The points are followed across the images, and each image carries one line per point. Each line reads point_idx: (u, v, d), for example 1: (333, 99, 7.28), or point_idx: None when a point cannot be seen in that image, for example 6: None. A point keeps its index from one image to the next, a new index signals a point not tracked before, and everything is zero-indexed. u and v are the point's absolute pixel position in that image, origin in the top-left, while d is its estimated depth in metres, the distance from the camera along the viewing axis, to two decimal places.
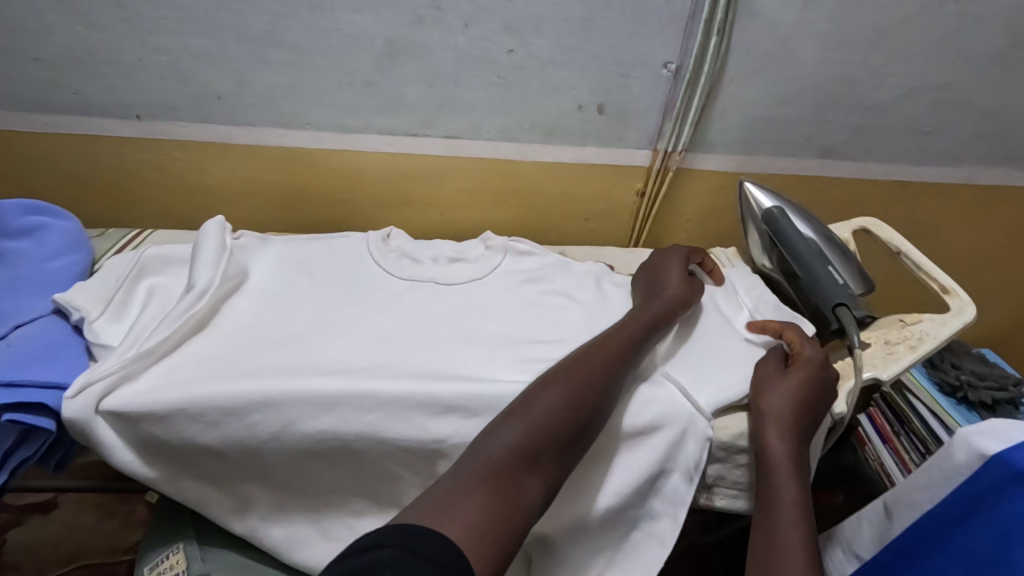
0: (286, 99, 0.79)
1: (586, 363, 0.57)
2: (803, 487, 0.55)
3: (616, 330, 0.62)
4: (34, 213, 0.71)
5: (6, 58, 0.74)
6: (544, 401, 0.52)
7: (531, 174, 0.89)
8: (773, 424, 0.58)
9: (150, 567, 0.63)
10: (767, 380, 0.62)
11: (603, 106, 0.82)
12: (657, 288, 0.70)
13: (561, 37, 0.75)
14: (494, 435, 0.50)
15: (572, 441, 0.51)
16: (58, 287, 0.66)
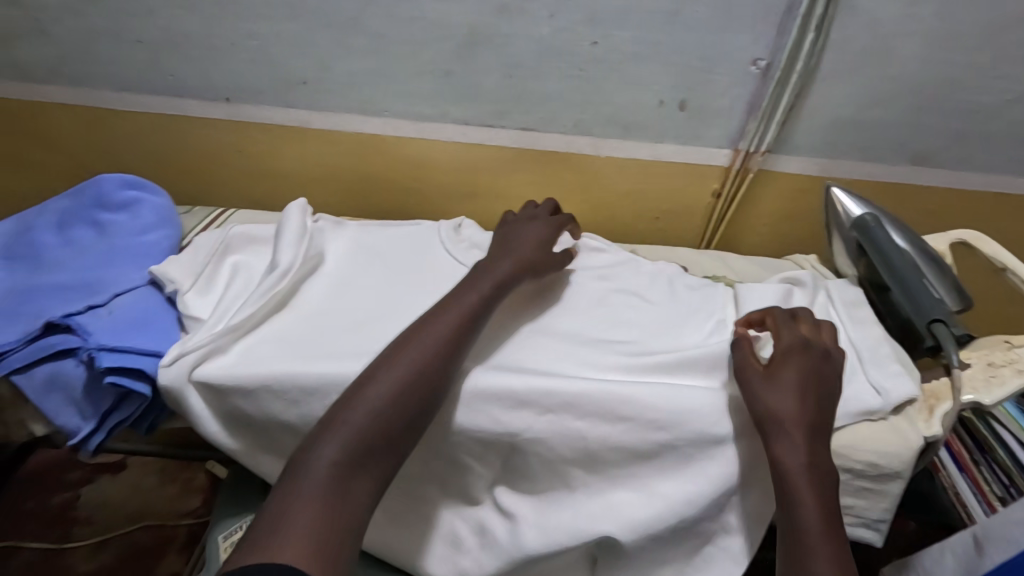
0: (366, 86, 0.80)
1: (420, 344, 0.54)
2: (823, 502, 0.50)
3: (453, 303, 0.58)
4: (131, 187, 0.75)
5: (109, 40, 0.77)
6: (372, 398, 0.49)
7: (604, 170, 0.87)
8: (782, 424, 0.53)
9: (225, 536, 0.66)
10: (758, 367, 0.58)
11: (685, 102, 0.80)
12: (509, 251, 0.67)
13: (646, 30, 0.73)
14: (318, 445, 0.46)
15: (403, 429, 0.49)
16: (152, 260, 0.69)
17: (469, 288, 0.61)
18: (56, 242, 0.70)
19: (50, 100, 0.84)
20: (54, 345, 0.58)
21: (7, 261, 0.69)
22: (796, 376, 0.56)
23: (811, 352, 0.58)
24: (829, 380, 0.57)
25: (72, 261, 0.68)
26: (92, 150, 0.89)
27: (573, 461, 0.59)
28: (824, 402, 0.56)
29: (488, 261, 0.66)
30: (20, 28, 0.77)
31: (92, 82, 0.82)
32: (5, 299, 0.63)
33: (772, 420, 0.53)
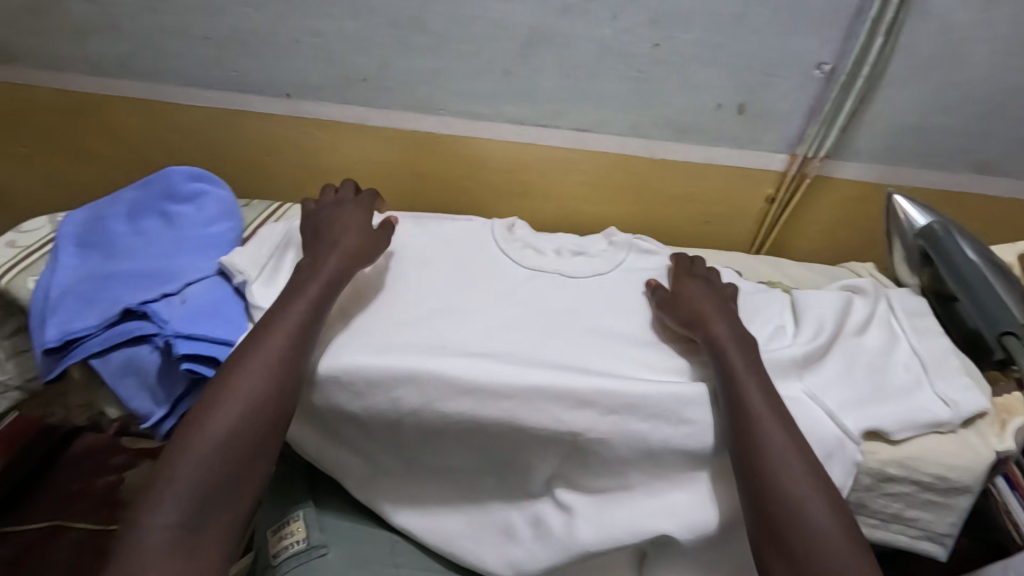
0: (424, 85, 0.81)
1: (247, 379, 0.54)
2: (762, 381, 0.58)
3: (280, 322, 0.58)
4: (195, 179, 0.76)
5: (178, 36, 0.80)
6: (200, 451, 0.51)
7: (657, 172, 0.87)
8: (742, 370, 0.58)
9: (274, 530, 0.66)
10: (706, 321, 0.63)
11: (744, 105, 0.79)
12: (334, 244, 0.66)
13: (709, 32, 0.73)
14: (148, 518, 0.48)
15: (243, 470, 0.52)
16: (217, 252, 0.71)
17: (294, 300, 0.60)
18: (127, 231, 0.72)
19: (117, 95, 0.87)
20: (128, 331, 0.61)
21: (79, 248, 0.71)
22: (731, 324, 0.63)
23: (725, 304, 0.67)
24: (728, 295, 0.69)
25: (142, 250, 0.70)
26: (153, 143, 0.91)
27: (632, 461, 0.58)
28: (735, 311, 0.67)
29: (309, 262, 0.64)
30: (94, 24, 0.80)
31: (159, 77, 0.84)
32: (80, 285, 0.66)
33: (733, 367, 0.58)
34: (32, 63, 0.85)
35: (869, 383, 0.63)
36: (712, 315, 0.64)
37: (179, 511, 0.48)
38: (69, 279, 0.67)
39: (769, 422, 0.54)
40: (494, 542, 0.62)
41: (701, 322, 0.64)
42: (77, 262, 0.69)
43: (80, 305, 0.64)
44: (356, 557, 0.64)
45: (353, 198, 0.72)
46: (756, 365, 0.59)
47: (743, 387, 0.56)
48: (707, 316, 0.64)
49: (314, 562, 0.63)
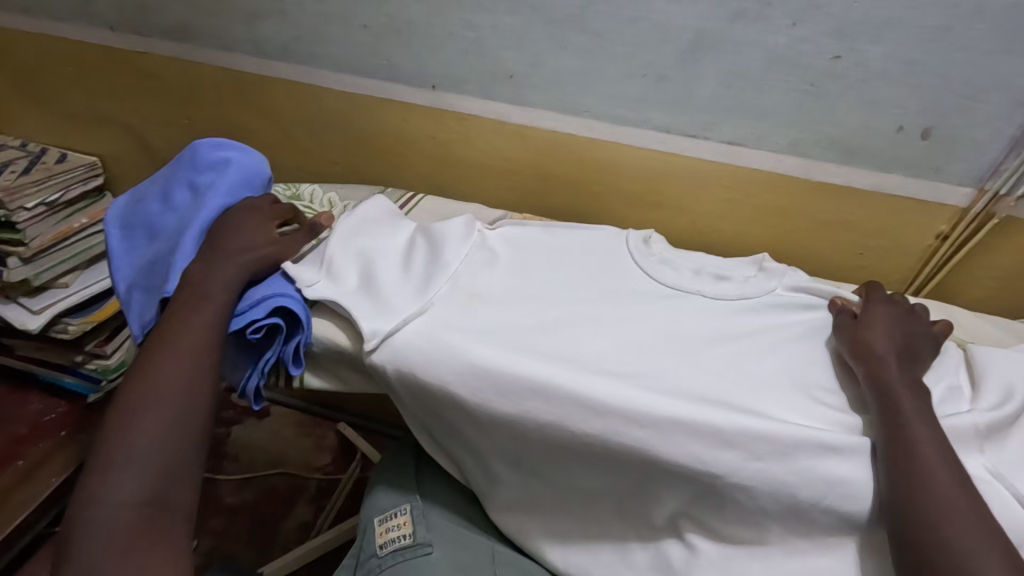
0: (571, 85, 0.79)
1: (176, 364, 0.55)
2: (942, 443, 0.51)
3: (194, 310, 0.58)
4: (220, 149, 0.72)
5: (339, 23, 0.83)
6: (144, 436, 0.51)
7: (811, 196, 0.79)
8: (911, 412, 0.53)
9: (382, 521, 0.67)
10: (883, 363, 0.58)
11: (930, 130, 0.70)
12: (219, 250, 0.63)
13: (905, 47, 0.65)
14: (105, 500, 0.49)
15: (190, 447, 0.53)
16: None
17: (207, 284, 0.60)
18: (160, 208, 0.70)
19: (275, 76, 0.91)
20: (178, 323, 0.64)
21: (123, 230, 0.71)
22: (911, 371, 0.58)
23: (909, 347, 0.61)
24: (917, 328, 0.63)
25: (174, 230, 0.68)
26: (299, 123, 0.95)
27: (777, 516, 0.53)
28: (924, 360, 0.61)
29: (204, 259, 0.62)
30: (265, 8, 0.85)
31: (316, 62, 0.88)
32: (138, 274, 0.68)
33: (905, 410, 0.53)
34: (206, 42, 0.92)
35: None
36: (888, 355, 0.59)
37: (133, 494, 0.49)
38: (126, 266, 0.69)
39: (948, 489, 0.48)
40: (611, 568, 0.60)
41: (874, 362, 0.58)
42: (124, 247, 0.70)
43: (145, 296, 0.67)
44: (461, 561, 0.62)
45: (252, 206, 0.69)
46: (929, 413, 0.54)
47: (911, 430, 0.52)
48: (886, 357, 0.58)
49: (420, 559, 0.62)
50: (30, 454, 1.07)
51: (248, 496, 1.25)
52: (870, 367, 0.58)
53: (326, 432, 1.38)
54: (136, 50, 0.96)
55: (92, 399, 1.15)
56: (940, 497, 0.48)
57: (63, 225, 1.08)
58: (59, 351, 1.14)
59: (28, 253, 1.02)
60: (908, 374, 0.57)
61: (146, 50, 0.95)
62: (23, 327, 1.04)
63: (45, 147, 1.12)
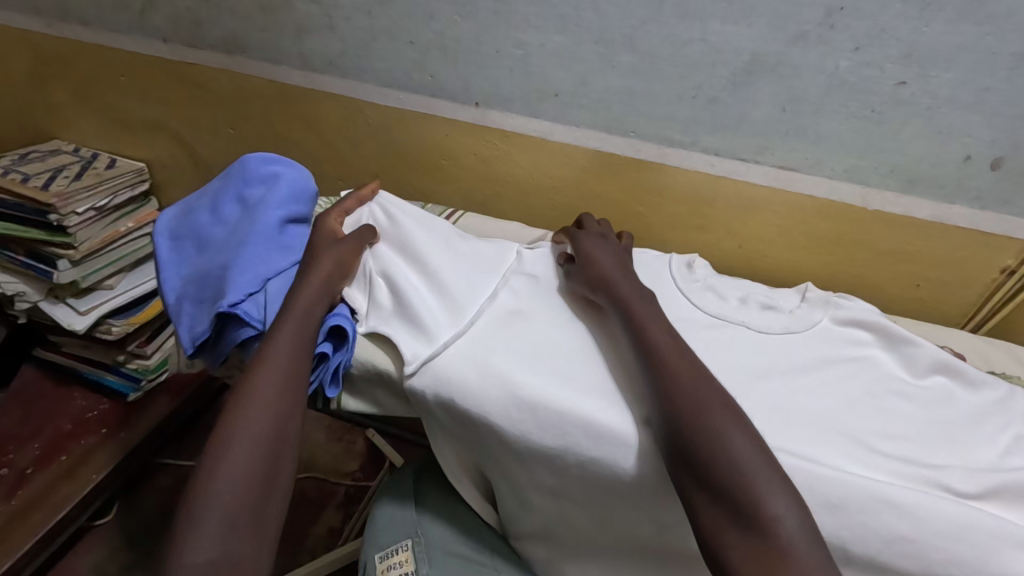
0: (619, 105, 0.77)
1: (258, 406, 0.51)
2: (677, 342, 0.55)
3: (272, 344, 0.56)
4: (268, 163, 0.74)
5: (386, 39, 0.83)
6: (217, 486, 0.46)
7: (869, 225, 0.76)
8: (643, 317, 0.58)
9: (383, 557, 0.67)
10: (611, 282, 0.63)
11: (1000, 161, 0.67)
12: (309, 268, 0.63)
13: (979, 74, 0.62)
14: (178, 559, 0.43)
15: (264, 497, 0.47)
16: (292, 245, 0.69)
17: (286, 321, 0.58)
18: (210, 221, 0.71)
19: (320, 89, 0.92)
20: (231, 336, 0.63)
21: (173, 241, 0.72)
22: (632, 281, 0.63)
23: (624, 262, 0.67)
24: (622, 252, 0.70)
25: (224, 242, 0.69)
26: (343, 135, 0.96)
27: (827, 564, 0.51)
28: (625, 263, 0.67)
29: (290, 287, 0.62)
30: (313, 23, 0.85)
31: (362, 76, 0.88)
32: (189, 286, 0.68)
33: (637, 315, 0.58)
34: (255, 55, 0.93)
35: None
36: (615, 275, 0.64)
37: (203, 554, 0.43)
38: (175, 279, 0.70)
39: (682, 375, 0.51)
40: None
41: (603, 283, 0.63)
42: (174, 260, 0.71)
43: (195, 308, 0.67)
44: None
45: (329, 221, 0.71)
46: (658, 315, 0.59)
47: (650, 336, 0.55)
48: (613, 278, 0.63)
49: None
50: (74, 449, 1.10)
51: None
52: (603, 289, 0.62)
53: (356, 438, 1.40)
54: (185, 60, 0.98)
55: (132, 397, 1.18)
56: (682, 387, 0.50)
57: (110, 229, 1.11)
58: (104, 352, 1.17)
59: (77, 255, 1.05)
60: (627, 282, 0.63)
61: (195, 62, 0.97)
62: (69, 327, 1.07)
63: (97, 152, 1.16)
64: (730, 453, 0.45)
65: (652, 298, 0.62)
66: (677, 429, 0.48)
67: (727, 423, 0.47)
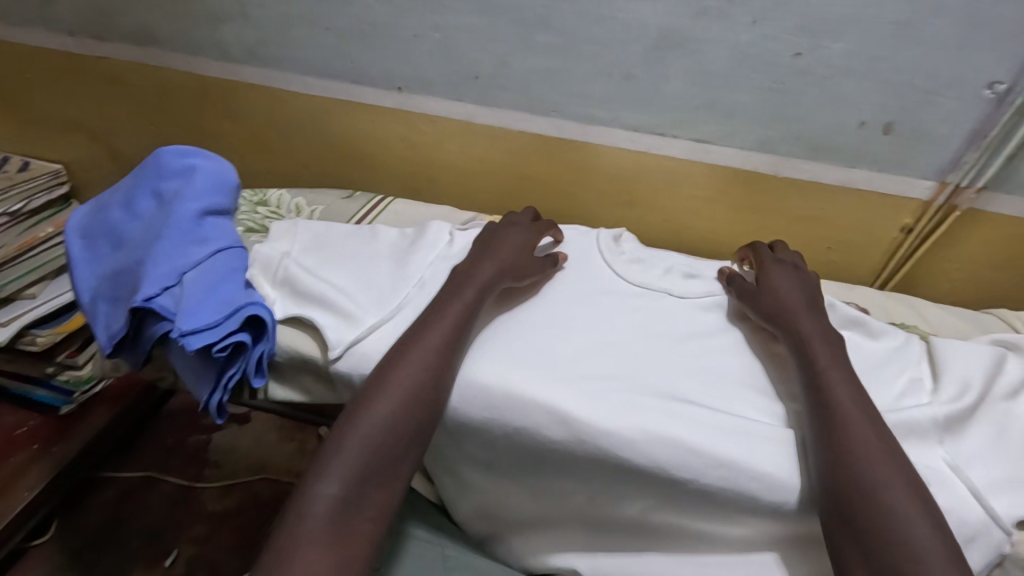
0: (540, 85, 0.79)
1: (411, 370, 0.55)
2: (852, 383, 0.54)
3: (438, 321, 0.58)
4: (186, 155, 0.72)
5: (304, 26, 0.81)
6: (362, 432, 0.51)
7: (782, 191, 0.80)
8: (825, 365, 0.55)
9: None
10: (794, 318, 0.60)
11: (892, 125, 0.71)
12: (491, 253, 0.67)
13: (865, 43, 0.66)
14: (315, 482, 0.48)
15: (396, 456, 0.51)
16: (211, 237, 0.67)
17: (452, 300, 0.61)
18: (124, 216, 0.69)
19: (240, 80, 0.90)
20: (150, 333, 0.62)
21: (85, 239, 0.70)
22: (817, 319, 0.61)
23: (811, 299, 0.64)
24: (813, 287, 0.66)
25: (139, 238, 0.67)
26: (269, 127, 0.94)
27: (750, 513, 0.53)
28: (818, 301, 0.64)
29: (461, 270, 0.65)
30: (228, 11, 0.83)
31: (282, 65, 0.86)
32: (104, 284, 0.66)
33: (818, 358, 0.56)
34: (169, 47, 0.90)
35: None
36: (798, 312, 0.61)
37: (337, 490, 0.48)
38: (90, 277, 0.68)
39: (834, 377, 0.55)
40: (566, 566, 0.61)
41: (784, 317, 0.61)
42: (87, 258, 0.69)
43: (112, 307, 0.65)
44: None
45: (510, 220, 0.73)
46: (842, 359, 0.57)
47: (826, 375, 0.55)
48: (794, 313, 0.61)
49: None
50: (3, 468, 1.05)
51: (232, 503, 1.14)
52: (781, 322, 0.61)
53: None
54: (96, 54, 0.94)
55: (65, 411, 1.13)
56: (844, 430, 0.50)
57: (26, 235, 1.07)
58: (30, 364, 1.11)
59: None
60: (813, 318, 0.61)
61: (107, 56, 0.93)
62: None
63: (8, 156, 1.10)
64: (875, 485, 0.47)
65: (838, 340, 0.59)
66: (813, 412, 0.53)
67: (863, 430, 0.50)
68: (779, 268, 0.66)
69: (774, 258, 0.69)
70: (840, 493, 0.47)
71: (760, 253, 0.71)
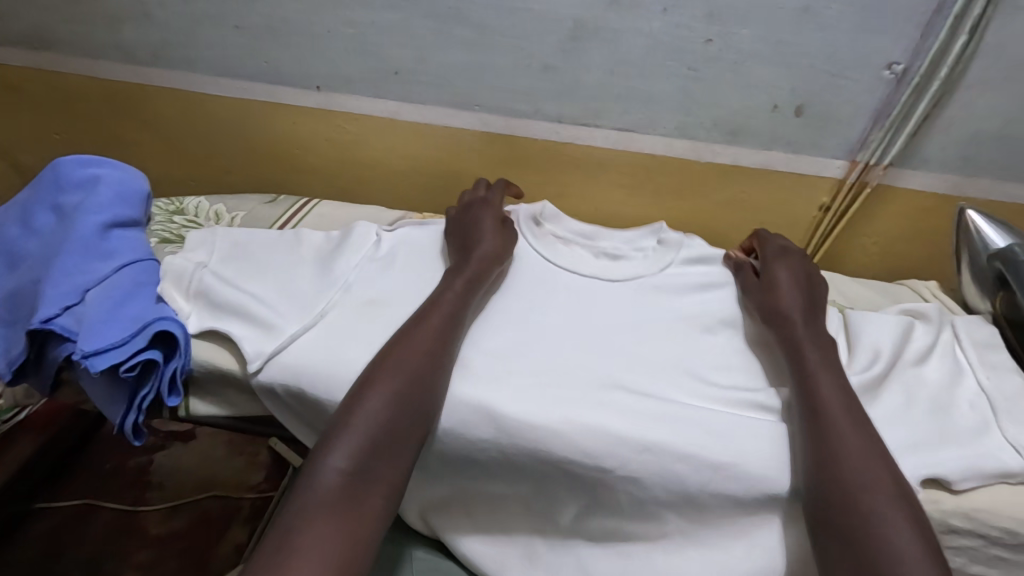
0: (461, 79, 0.77)
1: (413, 348, 0.54)
2: (838, 376, 0.55)
3: (437, 307, 0.59)
4: (88, 166, 0.68)
5: (211, 25, 0.78)
6: (368, 407, 0.50)
7: (706, 176, 0.82)
8: (815, 365, 0.55)
9: None
10: (788, 317, 0.60)
11: (802, 108, 0.73)
12: (472, 246, 0.66)
13: (771, 29, 0.67)
14: (323, 457, 0.47)
15: (403, 434, 0.50)
16: (117, 250, 0.64)
17: (445, 290, 0.61)
18: (21, 233, 0.65)
19: (149, 83, 0.86)
20: (53, 356, 0.58)
21: None
22: (815, 323, 0.61)
23: (810, 301, 0.63)
24: (817, 287, 0.65)
25: (39, 255, 0.63)
26: (185, 131, 0.90)
27: (670, 504, 0.54)
28: (819, 301, 0.64)
29: (454, 260, 0.65)
30: (129, 10, 0.79)
31: (193, 66, 0.83)
32: None
33: (809, 365, 0.55)
34: (68, 51, 0.85)
35: (934, 422, 0.56)
36: (796, 315, 0.61)
37: (347, 462, 0.47)
38: None
39: (810, 346, 0.57)
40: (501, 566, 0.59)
41: (782, 319, 0.61)
42: None
43: (10, 331, 0.61)
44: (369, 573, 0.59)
45: (484, 199, 0.72)
46: (833, 361, 0.56)
47: (812, 372, 0.55)
48: (791, 315, 0.61)
49: None
50: None
51: (178, 524, 1.09)
52: (779, 323, 0.61)
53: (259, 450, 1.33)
54: None
55: None
56: (831, 424, 0.50)
57: None
58: None
59: None
60: (808, 322, 0.60)
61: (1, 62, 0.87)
62: None
63: None
64: (855, 471, 0.47)
65: (832, 344, 0.59)
66: (804, 395, 0.54)
67: (842, 420, 0.50)
68: (780, 267, 0.66)
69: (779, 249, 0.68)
70: (818, 472, 0.48)
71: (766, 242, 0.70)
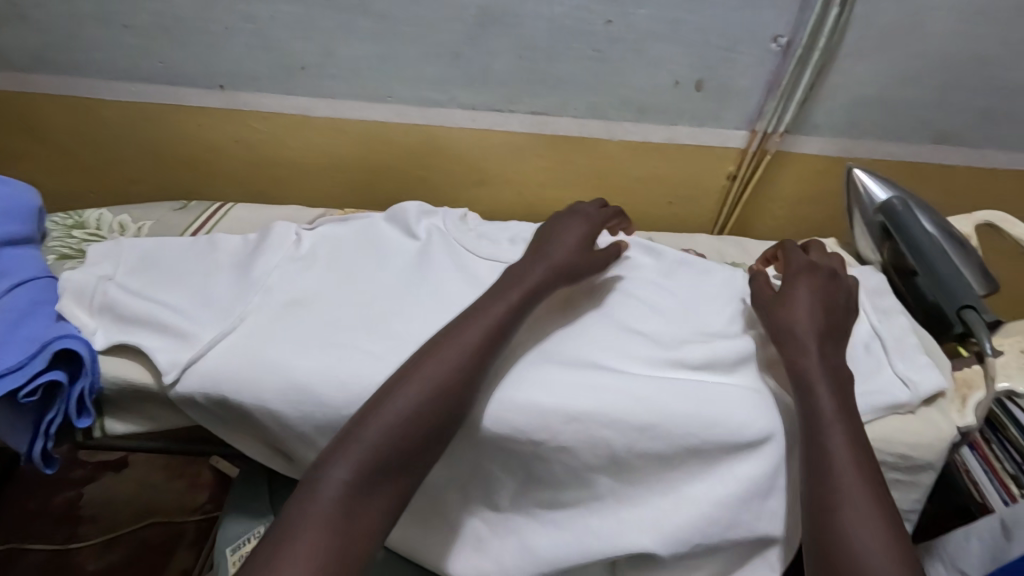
0: (370, 71, 0.77)
1: (445, 359, 0.51)
2: (842, 401, 0.51)
3: (470, 322, 0.55)
4: None
5: (96, 25, 0.73)
6: (381, 418, 0.47)
7: (620, 154, 0.85)
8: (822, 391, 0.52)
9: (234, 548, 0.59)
10: (796, 336, 0.56)
11: (702, 82, 0.77)
12: (543, 256, 0.64)
13: (666, 8, 0.70)
14: (326, 467, 0.44)
15: (411, 452, 0.47)
16: (5, 270, 0.60)
17: (495, 302, 0.57)
18: None
19: (34, 90, 0.80)
20: None
21: None
22: (832, 343, 0.57)
23: (831, 322, 0.58)
24: (836, 296, 0.61)
25: None
26: (80, 141, 0.84)
27: (600, 468, 0.56)
28: (838, 317, 0.59)
29: (523, 263, 0.63)
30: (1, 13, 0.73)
31: (81, 71, 0.78)
32: None
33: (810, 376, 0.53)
34: None
35: None
36: (808, 328, 0.57)
37: (349, 474, 0.44)
38: None
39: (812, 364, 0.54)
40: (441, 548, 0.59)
41: (790, 334, 0.57)
42: None
43: None
44: None
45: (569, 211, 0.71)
46: (842, 381, 0.53)
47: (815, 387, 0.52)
48: (801, 330, 0.57)
49: None
50: None
51: (115, 556, 1.03)
52: (784, 339, 0.57)
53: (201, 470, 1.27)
54: None
55: None
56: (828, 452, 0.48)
57: None
58: None
59: None
60: (822, 336, 0.56)
61: None
62: None
63: None
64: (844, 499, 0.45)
65: (846, 373, 0.55)
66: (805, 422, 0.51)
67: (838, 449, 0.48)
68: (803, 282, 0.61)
69: (807, 263, 0.63)
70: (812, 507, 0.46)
71: (793, 257, 0.65)
